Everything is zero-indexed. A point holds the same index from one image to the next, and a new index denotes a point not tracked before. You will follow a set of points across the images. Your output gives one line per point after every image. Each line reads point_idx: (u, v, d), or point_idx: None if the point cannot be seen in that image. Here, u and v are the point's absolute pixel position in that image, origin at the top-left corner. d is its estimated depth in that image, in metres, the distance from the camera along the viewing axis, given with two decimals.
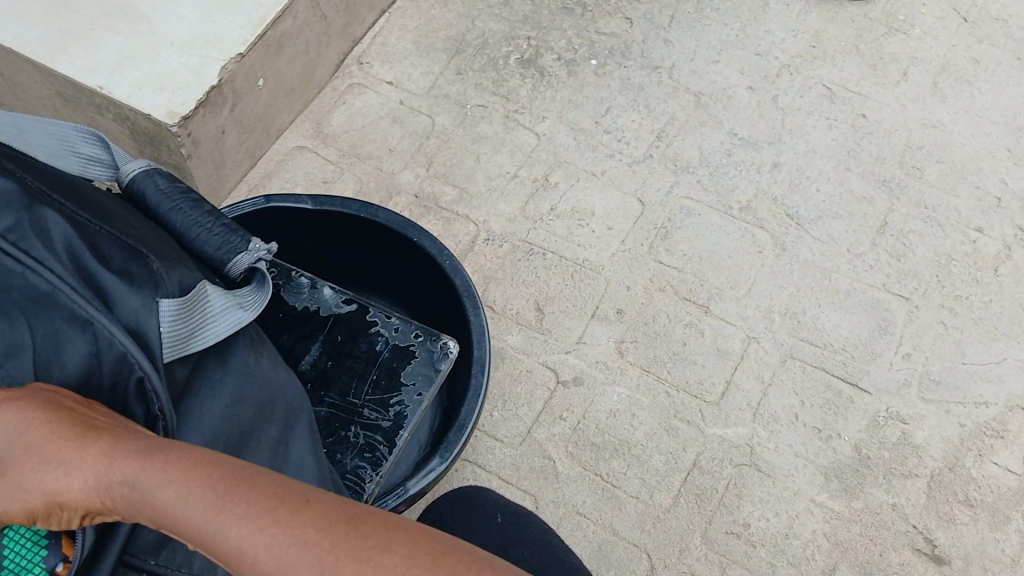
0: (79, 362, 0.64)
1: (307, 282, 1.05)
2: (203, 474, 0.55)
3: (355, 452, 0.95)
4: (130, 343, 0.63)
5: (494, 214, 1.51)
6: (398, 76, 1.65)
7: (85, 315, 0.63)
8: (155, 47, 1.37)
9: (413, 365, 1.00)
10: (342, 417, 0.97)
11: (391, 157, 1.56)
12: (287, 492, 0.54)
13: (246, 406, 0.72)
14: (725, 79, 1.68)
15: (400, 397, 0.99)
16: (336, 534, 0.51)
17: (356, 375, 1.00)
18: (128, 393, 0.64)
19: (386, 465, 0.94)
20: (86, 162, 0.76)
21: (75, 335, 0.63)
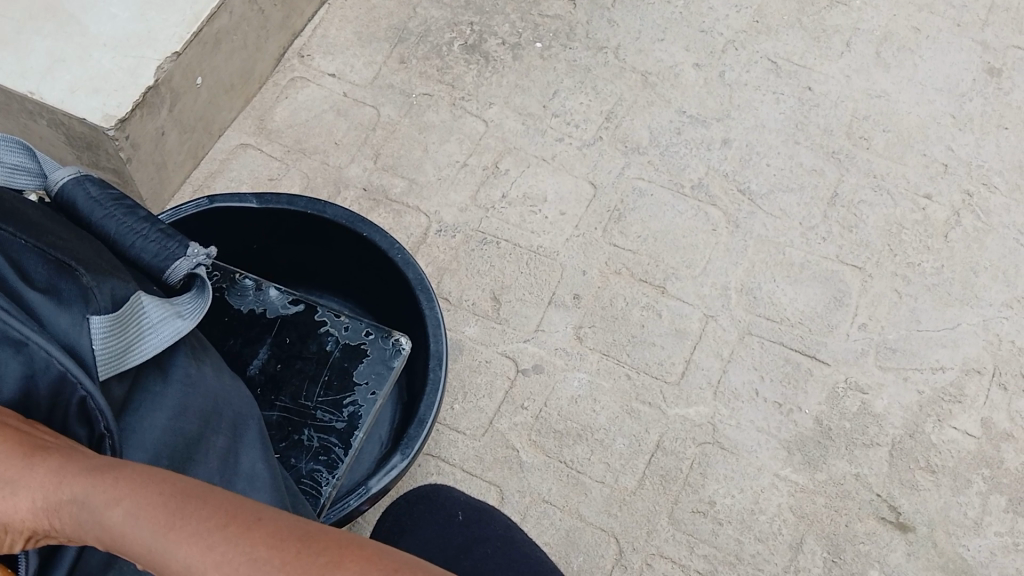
0: (15, 385, 0.60)
1: (252, 283, 1.02)
2: (157, 491, 0.51)
3: (309, 455, 0.93)
4: (69, 363, 0.60)
5: (445, 204, 1.49)
6: (341, 68, 1.62)
7: (18, 336, 0.59)
8: (87, 49, 1.33)
9: (366, 363, 0.98)
10: (295, 421, 0.95)
11: (338, 151, 1.53)
12: (240, 507, 0.50)
13: (191, 416, 0.68)
14: (671, 57, 1.67)
15: (353, 397, 0.96)
16: (286, 551, 0.48)
17: (307, 377, 0.97)
18: (69, 413, 0.61)
19: (343, 467, 0.93)
20: (11, 172, 0.72)
21: (7, 356, 0.59)
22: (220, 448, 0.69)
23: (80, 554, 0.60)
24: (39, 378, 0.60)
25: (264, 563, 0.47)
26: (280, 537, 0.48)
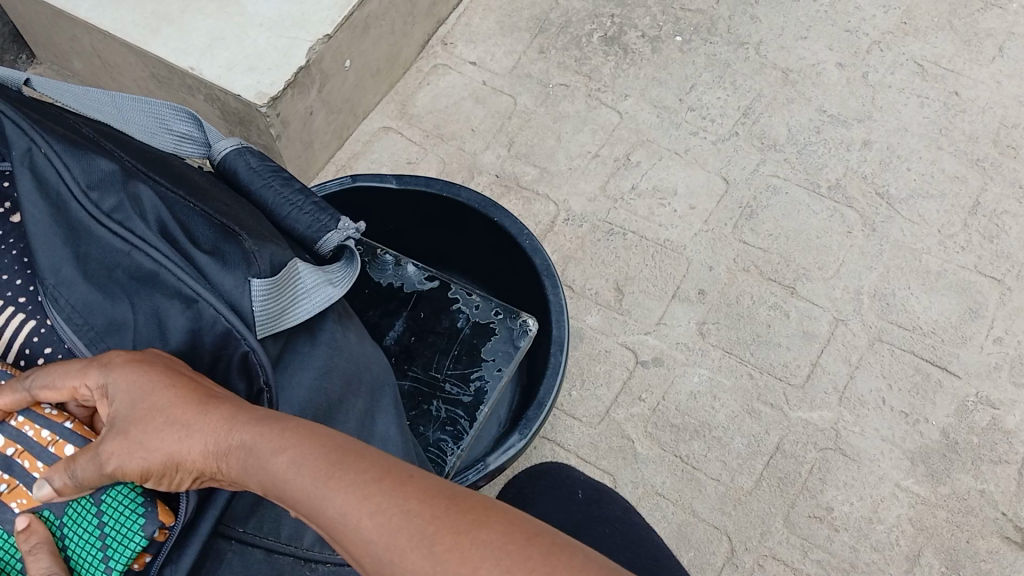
0: (181, 338, 0.65)
1: (391, 260, 1.06)
2: (318, 443, 0.55)
3: (437, 425, 0.96)
4: (234, 320, 0.64)
5: (575, 193, 1.51)
6: (482, 56, 1.66)
7: (190, 293, 0.65)
8: (245, 29, 1.40)
9: (493, 341, 1.01)
10: (425, 392, 0.99)
11: (474, 138, 1.57)
12: (393, 466, 0.54)
13: (335, 377, 0.72)
14: (814, 55, 1.64)
15: (481, 372, 1.00)
16: (436, 507, 0.51)
17: (438, 350, 1.01)
18: (231, 365, 0.65)
19: (467, 439, 0.95)
20: (179, 140, 0.78)
21: (177, 311, 0.65)
22: (358, 409, 0.73)
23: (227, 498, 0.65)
24: (204, 333, 0.65)
25: (414, 515, 0.51)
26: (427, 495, 0.52)
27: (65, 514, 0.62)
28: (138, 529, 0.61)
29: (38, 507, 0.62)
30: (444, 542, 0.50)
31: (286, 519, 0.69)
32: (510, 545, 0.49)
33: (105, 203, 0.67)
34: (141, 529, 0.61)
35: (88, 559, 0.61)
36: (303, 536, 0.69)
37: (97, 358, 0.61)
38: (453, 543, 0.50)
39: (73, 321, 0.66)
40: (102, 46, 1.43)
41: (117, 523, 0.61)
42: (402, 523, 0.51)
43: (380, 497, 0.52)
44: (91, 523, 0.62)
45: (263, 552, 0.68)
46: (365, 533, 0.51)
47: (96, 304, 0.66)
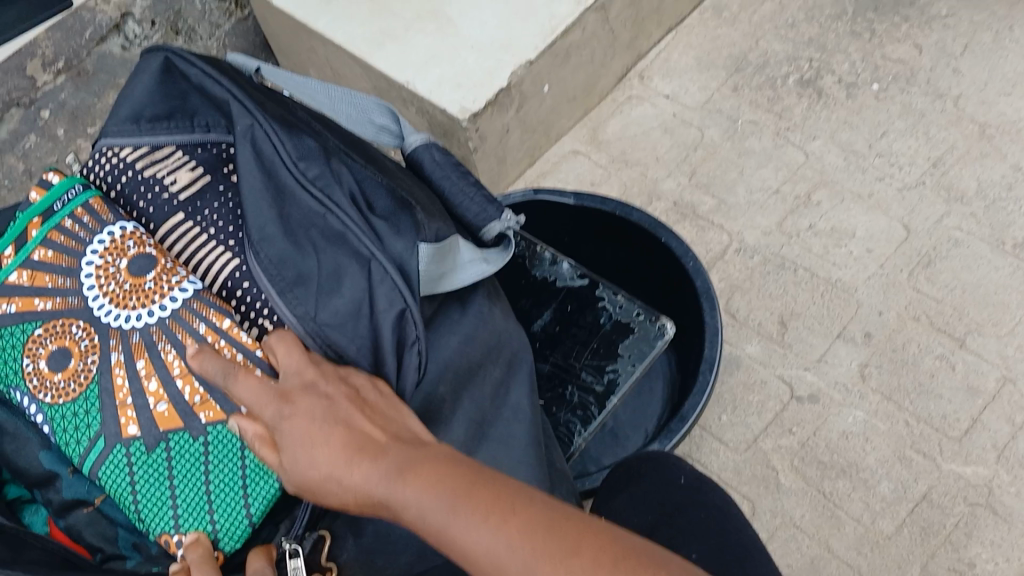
0: (355, 292, 0.74)
1: (549, 256, 1.15)
2: (438, 483, 0.60)
3: (568, 407, 1.04)
4: (399, 280, 0.74)
5: (750, 227, 1.55)
6: (676, 90, 1.73)
7: (367, 253, 0.74)
8: (457, 49, 1.53)
9: (631, 339, 1.07)
10: (563, 376, 1.07)
11: (657, 166, 1.64)
12: (500, 495, 0.59)
13: (477, 344, 0.81)
14: (1016, 112, 1.61)
15: (615, 365, 1.06)
16: (539, 538, 0.56)
17: (580, 342, 1.09)
18: (387, 321, 0.74)
19: (594, 423, 1.02)
20: (378, 130, 0.90)
21: (355, 266, 0.74)
22: (494, 377, 0.82)
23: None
24: (376, 294, 0.74)
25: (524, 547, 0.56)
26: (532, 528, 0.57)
27: None
28: None
29: (222, 419, 0.74)
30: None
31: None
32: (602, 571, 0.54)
33: (311, 170, 0.77)
34: None
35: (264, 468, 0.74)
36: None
37: (268, 391, 0.67)
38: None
39: (269, 269, 0.75)
40: (335, 58, 1.60)
41: None
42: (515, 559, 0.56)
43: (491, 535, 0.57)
44: None
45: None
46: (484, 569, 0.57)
47: (287, 258, 0.75)
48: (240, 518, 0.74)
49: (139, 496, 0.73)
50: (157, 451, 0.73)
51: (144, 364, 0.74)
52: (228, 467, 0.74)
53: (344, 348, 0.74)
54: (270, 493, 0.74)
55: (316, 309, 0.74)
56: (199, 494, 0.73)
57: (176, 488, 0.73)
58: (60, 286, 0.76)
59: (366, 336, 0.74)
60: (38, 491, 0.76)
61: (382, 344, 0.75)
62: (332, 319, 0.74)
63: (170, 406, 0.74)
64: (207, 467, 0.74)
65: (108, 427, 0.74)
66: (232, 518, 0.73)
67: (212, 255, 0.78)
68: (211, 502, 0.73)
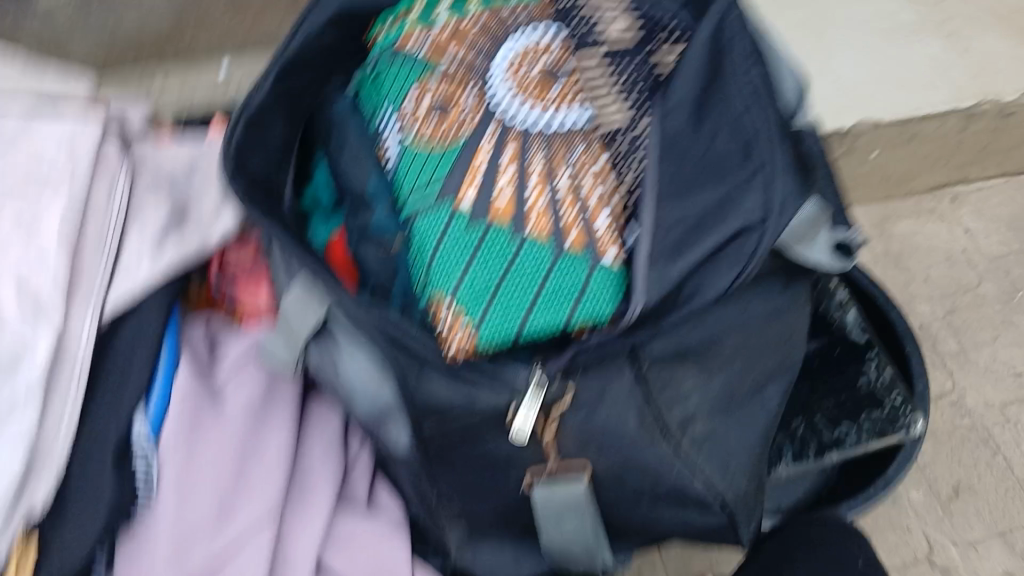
0: (727, 193, 0.69)
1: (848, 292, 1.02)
2: None
3: (788, 436, 0.94)
4: (777, 199, 0.66)
5: (984, 384, 1.36)
6: (984, 225, 1.50)
7: (764, 164, 0.68)
8: (852, 48, 1.36)
9: (880, 412, 0.92)
10: (796, 406, 0.95)
11: (934, 275, 1.46)
12: None
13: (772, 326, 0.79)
14: None
15: (851, 426, 0.93)
16: None
17: (828, 386, 0.96)
18: (736, 229, 0.68)
19: (804, 465, 0.92)
20: None
21: (743, 169, 0.69)
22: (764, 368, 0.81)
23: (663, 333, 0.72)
24: (739, 193, 0.68)
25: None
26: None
27: (564, 259, 0.71)
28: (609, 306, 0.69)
29: (547, 239, 0.72)
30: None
31: (671, 387, 0.74)
32: None
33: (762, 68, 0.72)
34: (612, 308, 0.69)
35: (560, 297, 0.70)
36: (673, 411, 0.74)
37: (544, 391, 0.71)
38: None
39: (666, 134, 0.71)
40: None
41: (597, 292, 0.70)
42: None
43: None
44: (577, 281, 0.70)
45: (642, 398, 0.72)
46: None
47: (685, 133, 0.71)
48: (510, 322, 0.69)
49: (437, 255, 0.72)
50: (476, 229, 0.73)
51: (509, 156, 0.76)
52: (529, 278, 0.71)
53: (669, 216, 0.68)
54: (549, 325, 0.69)
55: (677, 174, 0.70)
56: (488, 284, 0.71)
57: (471, 267, 0.71)
58: (467, 55, 0.82)
59: (695, 217, 0.68)
60: (350, 205, 0.79)
61: (703, 230, 0.68)
62: (686, 190, 0.69)
63: (512, 202, 0.74)
64: (510, 268, 0.71)
65: (450, 189, 0.75)
66: (505, 319, 0.69)
67: (614, 104, 0.79)
68: (494, 295, 0.70)
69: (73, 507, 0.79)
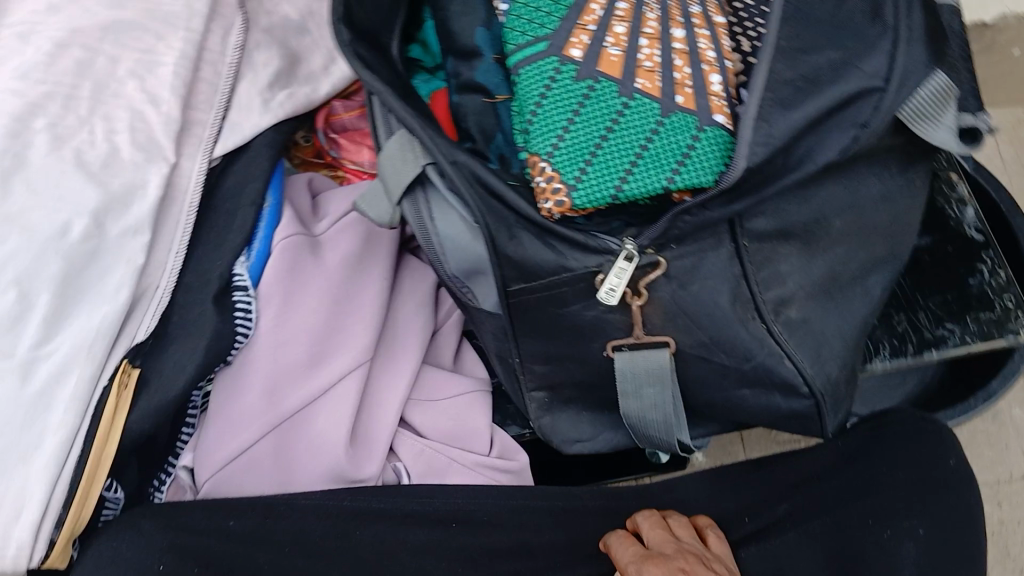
0: (847, 55, 0.63)
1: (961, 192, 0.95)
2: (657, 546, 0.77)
3: (887, 331, 0.92)
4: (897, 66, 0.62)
5: None
6: None
7: (890, 24, 0.63)
8: None
9: (988, 315, 0.89)
10: (900, 302, 0.92)
11: None
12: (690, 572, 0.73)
13: (882, 209, 0.75)
14: None
15: (956, 325, 0.90)
16: None
17: (937, 285, 0.92)
18: (851, 92, 0.63)
19: (903, 361, 0.90)
20: None
21: (867, 30, 0.64)
22: (872, 253, 0.77)
23: (770, 206, 0.70)
24: (862, 57, 0.63)
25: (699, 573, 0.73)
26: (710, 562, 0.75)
27: (669, 117, 0.67)
28: (712, 171, 0.65)
29: (653, 97, 0.67)
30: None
31: (771, 265, 0.72)
32: None
33: None
34: (714, 173, 0.65)
35: (660, 159, 0.66)
36: (768, 290, 0.72)
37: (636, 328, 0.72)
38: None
39: None
40: None
41: (700, 153, 0.66)
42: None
43: (672, 558, 0.75)
44: (683, 140, 0.66)
45: (738, 272, 0.71)
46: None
47: None
48: (606, 184, 0.66)
49: (539, 110, 0.69)
50: (581, 84, 0.68)
51: (623, 7, 0.71)
52: (630, 137, 0.67)
53: (781, 75, 0.63)
54: (646, 188, 0.66)
55: (799, 32, 0.65)
56: (587, 142, 0.67)
57: (571, 124, 0.68)
58: None
59: (809, 75, 0.63)
60: (451, 60, 0.77)
61: (816, 93, 0.63)
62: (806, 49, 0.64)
63: (621, 55, 0.69)
64: (610, 126, 0.67)
65: (556, 37, 0.70)
66: (601, 180, 0.66)
67: None
68: (591, 156, 0.67)
69: (178, 338, 0.82)
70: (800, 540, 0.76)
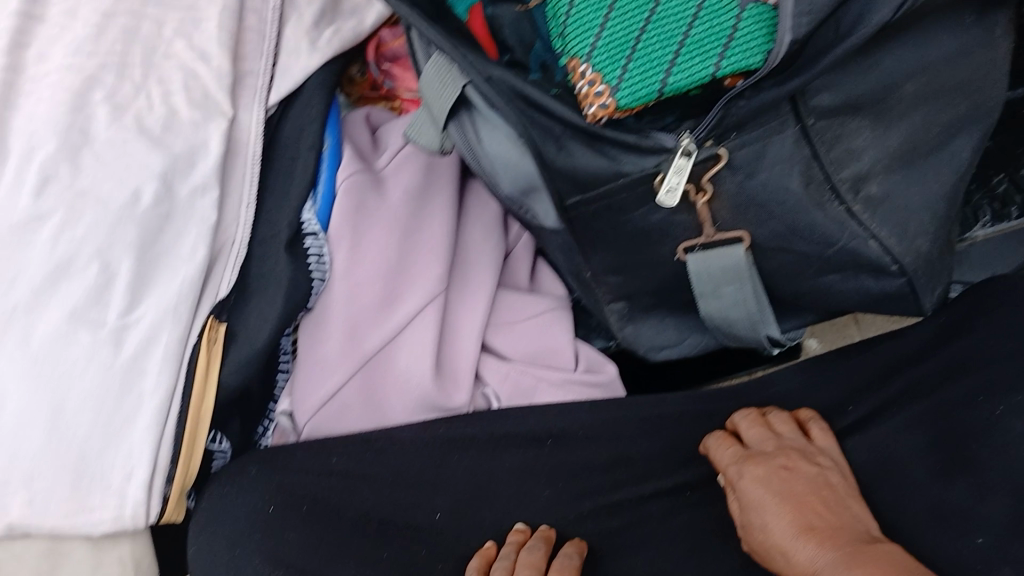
0: None
1: None
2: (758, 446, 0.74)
3: (988, 194, 0.89)
4: None
5: None
6: None
7: None
8: None
9: None
10: (1000, 158, 0.88)
11: None
12: (795, 471, 0.71)
13: (967, 65, 0.69)
14: None
15: None
16: (794, 500, 0.68)
17: None
18: None
19: (1006, 224, 0.88)
20: None
21: None
22: (957, 114, 0.71)
23: (831, 79, 0.64)
24: None
25: (804, 470, 0.71)
26: (815, 455, 0.72)
27: (708, 0, 0.62)
28: (758, 53, 0.61)
29: None
30: (825, 497, 0.68)
31: (842, 143, 0.66)
32: (811, 524, 0.66)
33: None
34: (761, 54, 0.61)
35: (705, 44, 0.61)
36: (843, 169, 0.67)
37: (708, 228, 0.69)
38: (832, 496, 0.68)
39: None
40: None
41: (744, 34, 0.61)
42: (789, 478, 0.71)
43: (774, 457, 0.72)
44: (725, 22, 0.61)
45: (808, 153, 0.65)
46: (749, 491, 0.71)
47: None
48: (652, 78, 0.62)
49: (572, 12, 0.66)
50: None
51: None
52: (671, 27, 0.63)
53: None
54: (694, 77, 0.61)
55: None
56: (627, 36, 0.63)
57: (608, 20, 0.64)
58: None
59: None
60: None
61: None
62: None
63: None
64: (648, 17, 0.63)
65: None
66: (646, 74, 0.62)
67: None
68: (632, 51, 0.63)
69: (258, 291, 0.81)
70: (900, 424, 0.73)
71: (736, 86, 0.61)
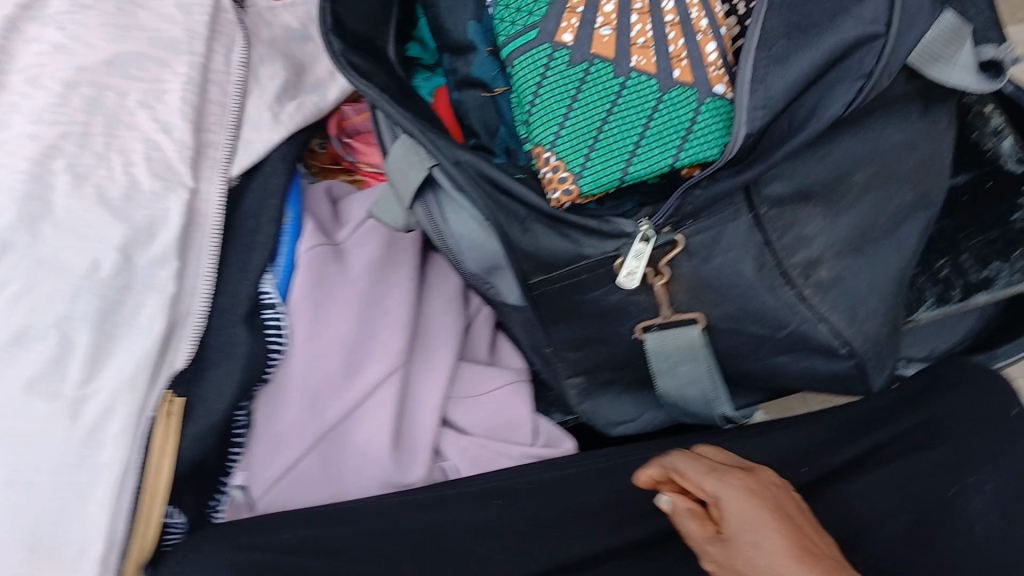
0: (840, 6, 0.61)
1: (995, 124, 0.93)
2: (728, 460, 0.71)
3: (931, 276, 0.90)
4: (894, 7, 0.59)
5: None
6: None
7: None
8: None
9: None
10: (941, 246, 0.91)
11: None
12: (779, 489, 0.69)
13: (908, 158, 0.73)
14: None
15: (1001, 265, 0.88)
16: (786, 517, 0.66)
17: (977, 224, 0.91)
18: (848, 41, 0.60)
19: (948, 308, 0.89)
20: None
21: None
22: (903, 203, 0.74)
23: (784, 169, 0.68)
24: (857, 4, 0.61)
25: (786, 492, 0.69)
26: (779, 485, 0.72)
27: (668, 94, 0.66)
28: (715, 146, 0.65)
29: (650, 74, 0.67)
30: (805, 525, 0.68)
31: (795, 229, 0.69)
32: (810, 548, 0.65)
33: None
34: (716, 147, 0.65)
35: (665, 136, 0.65)
36: (795, 255, 0.69)
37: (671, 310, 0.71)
38: (811, 526, 0.68)
39: None
40: None
41: (702, 128, 0.65)
42: (776, 494, 0.68)
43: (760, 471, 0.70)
44: (684, 116, 0.65)
45: (761, 240, 0.68)
46: (731, 501, 0.68)
47: None
48: (614, 167, 0.65)
49: (538, 99, 0.68)
50: (577, 70, 0.67)
51: None
52: (631, 118, 0.66)
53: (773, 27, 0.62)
54: (653, 167, 0.64)
55: None
56: (589, 126, 0.66)
57: (571, 111, 0.67)
58: None
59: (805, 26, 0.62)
60: (448, 57, 0.78)
61: (811, 43, 0.61)
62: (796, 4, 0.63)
63: (613, 34, 0.68)
64: (609, 109, 0.66)
65: (545, 24, 0.69)
66: (607, 164, 0.65)
67: None
68: (594, 141, 0.66)
69: (216, 361, 0.80)
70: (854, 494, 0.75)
71: (693, 176, 0.64)
